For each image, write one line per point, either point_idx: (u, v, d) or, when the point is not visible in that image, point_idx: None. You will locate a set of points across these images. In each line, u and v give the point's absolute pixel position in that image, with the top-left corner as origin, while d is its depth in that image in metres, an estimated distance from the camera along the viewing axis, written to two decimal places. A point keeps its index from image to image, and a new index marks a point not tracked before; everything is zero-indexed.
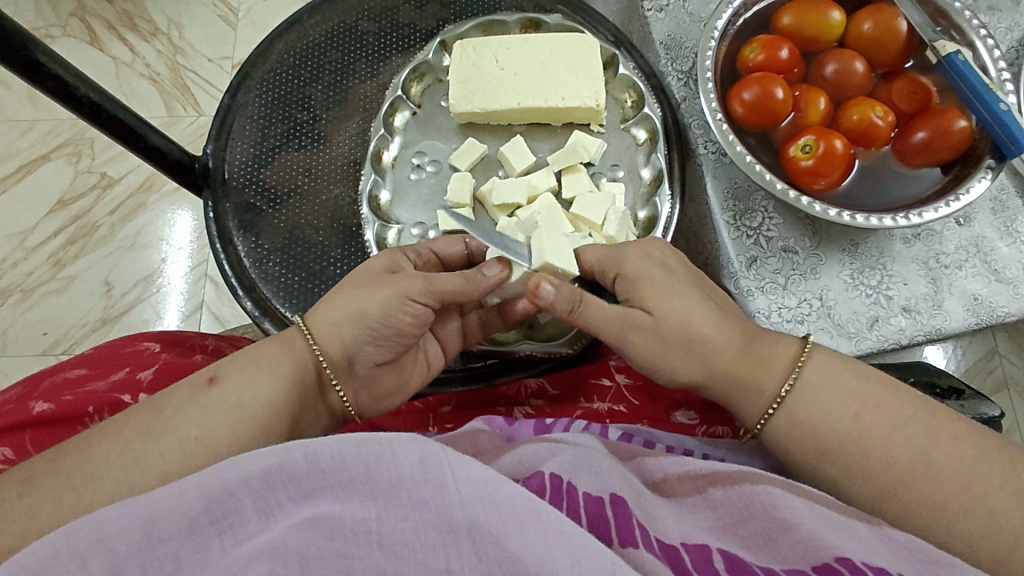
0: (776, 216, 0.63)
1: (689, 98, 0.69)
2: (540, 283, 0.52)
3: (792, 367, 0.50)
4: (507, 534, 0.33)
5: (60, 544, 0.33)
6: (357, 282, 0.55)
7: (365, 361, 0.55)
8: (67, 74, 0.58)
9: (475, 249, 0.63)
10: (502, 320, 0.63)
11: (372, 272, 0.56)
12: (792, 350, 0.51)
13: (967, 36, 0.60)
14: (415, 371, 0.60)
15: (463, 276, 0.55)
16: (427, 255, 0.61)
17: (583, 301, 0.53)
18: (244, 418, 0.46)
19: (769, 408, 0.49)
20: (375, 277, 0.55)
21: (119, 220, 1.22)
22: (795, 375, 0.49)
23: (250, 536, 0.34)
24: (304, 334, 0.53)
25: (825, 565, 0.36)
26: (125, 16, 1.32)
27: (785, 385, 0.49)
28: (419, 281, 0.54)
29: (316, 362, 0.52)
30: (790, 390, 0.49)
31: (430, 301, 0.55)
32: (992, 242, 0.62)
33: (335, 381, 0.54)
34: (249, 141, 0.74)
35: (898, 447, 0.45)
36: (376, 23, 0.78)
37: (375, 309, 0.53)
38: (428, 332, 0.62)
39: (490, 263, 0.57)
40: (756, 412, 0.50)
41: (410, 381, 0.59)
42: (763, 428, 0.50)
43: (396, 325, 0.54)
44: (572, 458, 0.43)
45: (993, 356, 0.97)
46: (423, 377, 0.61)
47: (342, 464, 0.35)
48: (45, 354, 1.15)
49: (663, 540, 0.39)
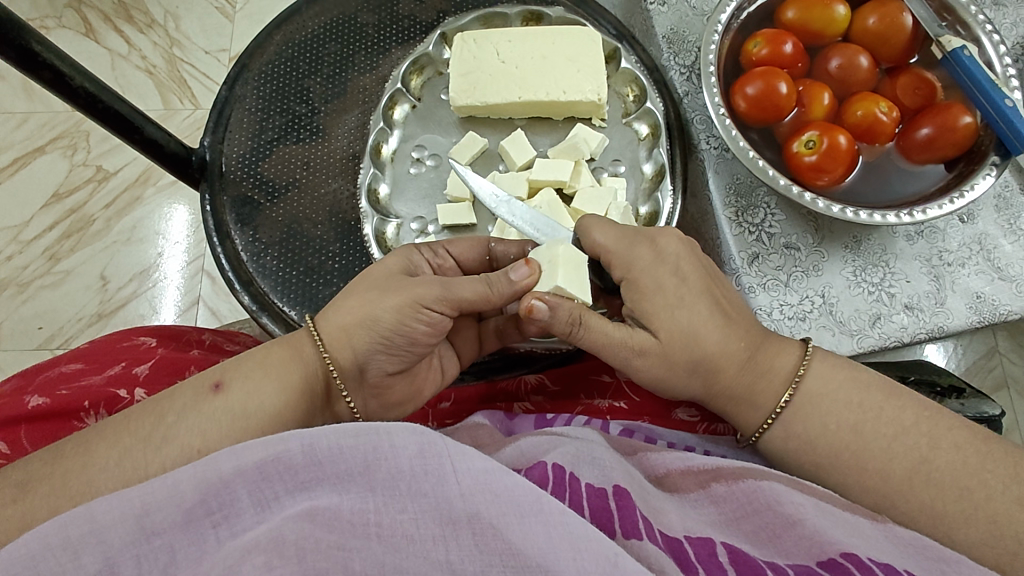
0: (779, 213, 0.63)
1: (692, 92, 0.69)
2: (534, 304, 0.51)
3: (795, 373, 0.50)
4: (508, 525, 0.33)
5: (50, 537, 0.32)
6: (369, 285, 0.53)
7: (377, 370, 0.54)
8: (64, 64, 0.57)
9: (497, 253, 0.62)
10: (518, 332, 0.64)
11: (386, 271, 0.55)
12: (794, 357, 0.50)
13: (972, 30, 0.59)
14: (427, 379, 0.59)
15: (485, 281, 0.53)
16: (443, 253, 0.60)
17: (581, 324, 0.52)
18: (246, 421, 0.46)
19: (766, 420, 0.49)
20: (386, 280, 0.54)
21: (116, 213, 1.21)
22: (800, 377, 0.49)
23: (246, 528, 0.33)
24: (315, 340, 0.52)
25: (831, 561, 0.35)
26: (121, 7, 1.31)
27: (783, 397, 0.49)
28: (436, 289, 0.52)
29: (325, 369, 0.52)
30: (787, 402, 0.49)
31: (447, 309, 0.53)
32: (996, 239, 0.61)
33: (344, 394, 0.53)
34: (247, 134, 0.73)
35: (899, 448, 0.45)
36: (376, 15, 0.77)
37: (388, 317, 0.51)
38: (444, 339, 0.62)
39: (517, 265, 0.53)
40: (752, 425, 0.50)
41: (422, 389, 0.58)
42: (759, 439, 0.50)
43: (410, 335, 0.53)
44: (574, 450, 0.42)
45: (993, 354, 0.97)
46: (436, 383, 0.60)
47: (339, 456, 0.35)
48: (40, 349, 1.14)
49: (666, 532, 0.39)
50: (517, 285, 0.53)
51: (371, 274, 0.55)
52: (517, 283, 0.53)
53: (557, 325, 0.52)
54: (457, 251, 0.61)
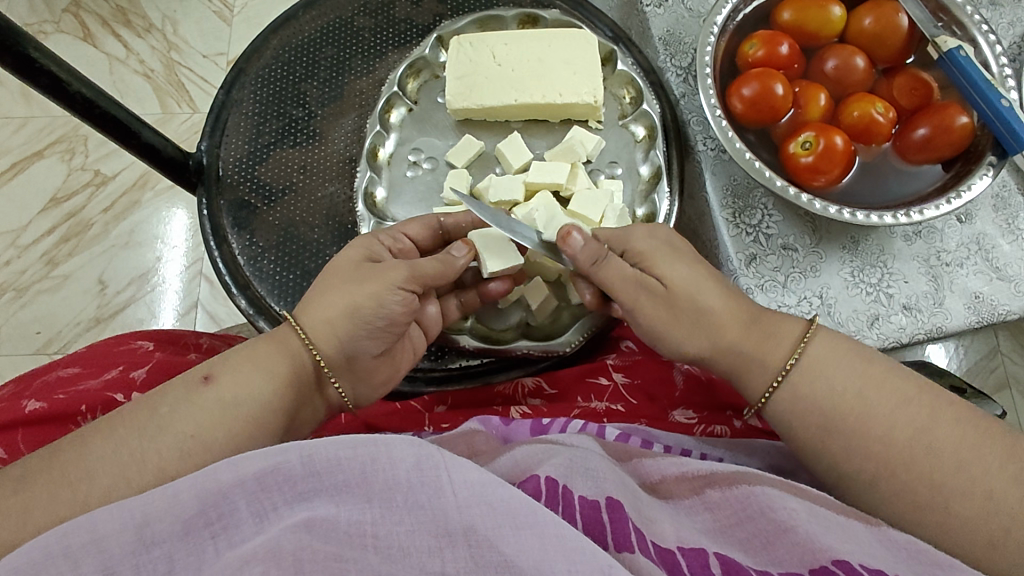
0: (776, 214, 0.63)
1: (689, 94, 0.69)
2: (570, 231, 0.53)
3: (789, 357, 0.49)
4: (503, 537, 0.33)
5: (53, 545, 0.33)
6: (340, 278, 0.53)
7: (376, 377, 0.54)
8: (60, 70, 0.57)
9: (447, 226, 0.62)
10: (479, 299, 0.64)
11: (351, 262, 0.55)
12: (783, 352, 0.50)
13: (968, 31, 0.59)
14: (403, 358, 0.59)
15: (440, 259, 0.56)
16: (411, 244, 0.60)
17: (604, 259, 0.53)
18: (241, 424, 0.46)
19: (773, 381, 0.49)
20: (355, 271, 0.54)
21: (114, 217, 1.21)
22: (799, 352, 0.49)
23: (245, 539, 0.33)
24: (299, 334, 0.52)
25: (821, 568, 0.35)
26: (119, 12, 1.31)
27: (791, 357, 0.49)
28: (403, 269, 0.53)
29: (315, 364, 0.52)
30: (796, 362, 0.49)
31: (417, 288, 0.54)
32: (994, 240, 0.61)
33: (333, 380, 0.53)
34: (244, 137, 0.73)
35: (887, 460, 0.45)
36: (372, 19, 0.77)
37: (365, 303, 0.51)
38: (414, 321, 0.60)
39: (458, 245, 0.58)
40: (758, 388, 0.50)
41: (398, 368, 0.59)
42: (765, 405, 0.50)
43: (390, 316, 0.53)
44: (568, 459, 0.42)
45: (995, 355, 0.97)
46: (410, 362, 0.60)
47: (336, 467, 0.35)
48: (39, 354, 1.14)
49: (659, 543, 0.38)
50: (461, 261, 0.57)
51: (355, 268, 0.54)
52: (461, 258, 0.57)
53: (584, 257, 0.53)
54: (412, 232, 0.60)
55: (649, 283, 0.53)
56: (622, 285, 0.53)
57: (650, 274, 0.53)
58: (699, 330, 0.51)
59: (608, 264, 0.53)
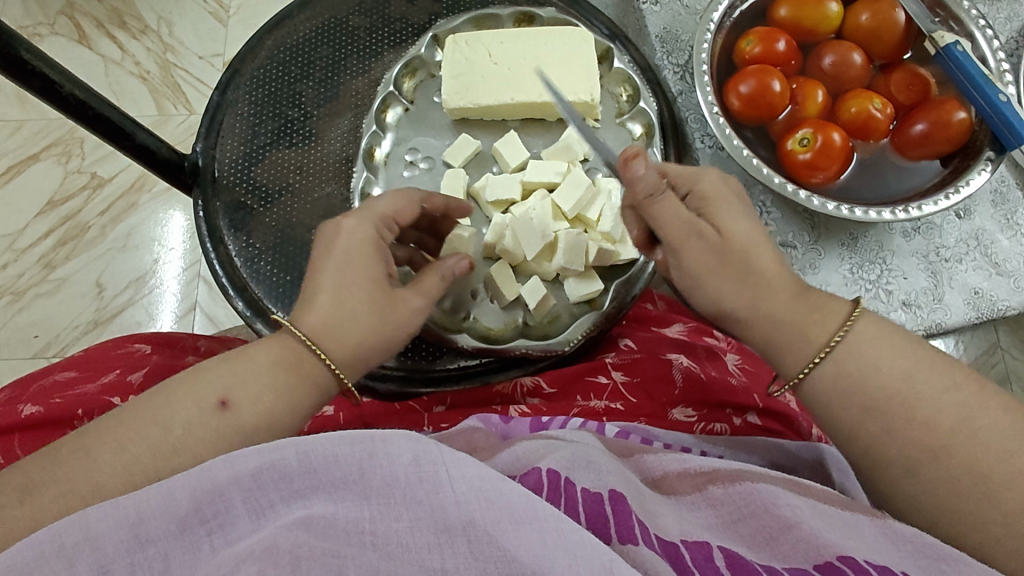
0: (774, 211, 0.62)
1: (686, 91, 0.71)
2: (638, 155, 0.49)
3: (831, 336, 0.46)
4: (503, 532, 0.33)
5: (45, 545, 0.32)
6: None
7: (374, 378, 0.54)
8: (52, 72, 0.57)
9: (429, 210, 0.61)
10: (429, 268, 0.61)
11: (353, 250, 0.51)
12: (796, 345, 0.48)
13: (965, 26, 0.59)
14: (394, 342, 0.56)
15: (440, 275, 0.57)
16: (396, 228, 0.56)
17: (663, 195, 0.50)
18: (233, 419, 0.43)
19: (814, 358, 0.46)
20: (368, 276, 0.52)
21: (111, 220, 1.20)
22: (846, 329, 0.45)
23: (241, 536, 0.33)
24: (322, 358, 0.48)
25: (828, 564, 0.35)
26: (114, 14, 1.30)
27: (838, 332, 0.46)
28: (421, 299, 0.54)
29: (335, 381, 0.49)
30: (840, 338, 0.45)
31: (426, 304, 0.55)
32: (993, 235, 0.61)
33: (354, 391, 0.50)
34: (240, 139, 0.73)
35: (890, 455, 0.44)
36: (367, 18, 0.77)
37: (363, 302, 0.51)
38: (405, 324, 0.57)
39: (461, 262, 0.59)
40: (796, 364, 0.47)
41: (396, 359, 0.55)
42: (801, 381, 0.47)
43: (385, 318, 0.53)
44: (571, 454, 0.42)
45: (995, 350, 0.96)
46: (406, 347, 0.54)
47: (334, 463, 0.34)
48: (37, 357, 1.14)
49: (663, 536, 0.38)
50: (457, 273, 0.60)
51: (354, 251, 0.51)
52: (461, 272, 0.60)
53: (639, 188, 0.50)
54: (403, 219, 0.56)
55: (702, 227, 0.49)
56: (674, 228, 0.49)
57: (705, 221, 0.49)
58: (720, 300, 0.49)
59: (667, 201, 0.50)
